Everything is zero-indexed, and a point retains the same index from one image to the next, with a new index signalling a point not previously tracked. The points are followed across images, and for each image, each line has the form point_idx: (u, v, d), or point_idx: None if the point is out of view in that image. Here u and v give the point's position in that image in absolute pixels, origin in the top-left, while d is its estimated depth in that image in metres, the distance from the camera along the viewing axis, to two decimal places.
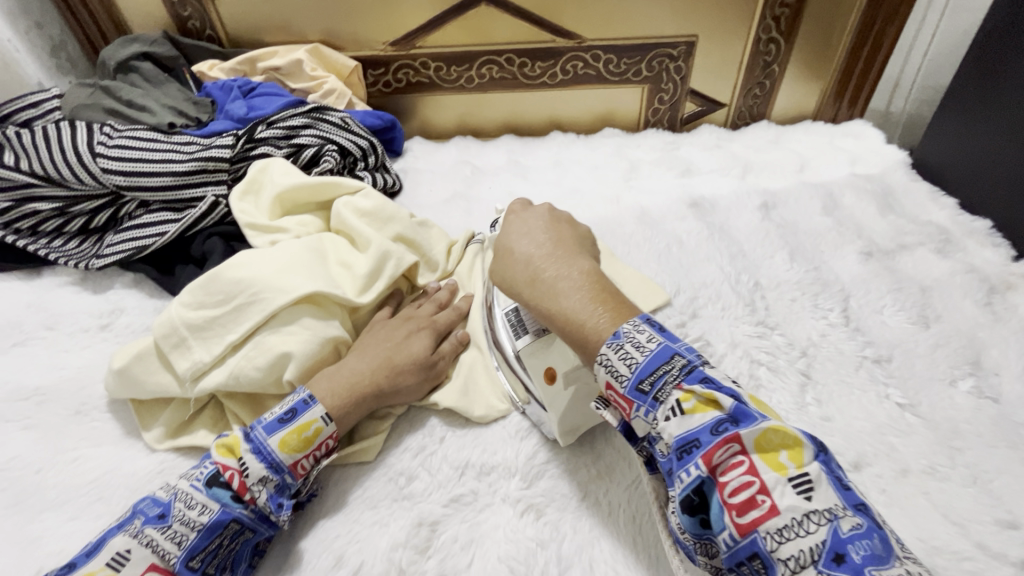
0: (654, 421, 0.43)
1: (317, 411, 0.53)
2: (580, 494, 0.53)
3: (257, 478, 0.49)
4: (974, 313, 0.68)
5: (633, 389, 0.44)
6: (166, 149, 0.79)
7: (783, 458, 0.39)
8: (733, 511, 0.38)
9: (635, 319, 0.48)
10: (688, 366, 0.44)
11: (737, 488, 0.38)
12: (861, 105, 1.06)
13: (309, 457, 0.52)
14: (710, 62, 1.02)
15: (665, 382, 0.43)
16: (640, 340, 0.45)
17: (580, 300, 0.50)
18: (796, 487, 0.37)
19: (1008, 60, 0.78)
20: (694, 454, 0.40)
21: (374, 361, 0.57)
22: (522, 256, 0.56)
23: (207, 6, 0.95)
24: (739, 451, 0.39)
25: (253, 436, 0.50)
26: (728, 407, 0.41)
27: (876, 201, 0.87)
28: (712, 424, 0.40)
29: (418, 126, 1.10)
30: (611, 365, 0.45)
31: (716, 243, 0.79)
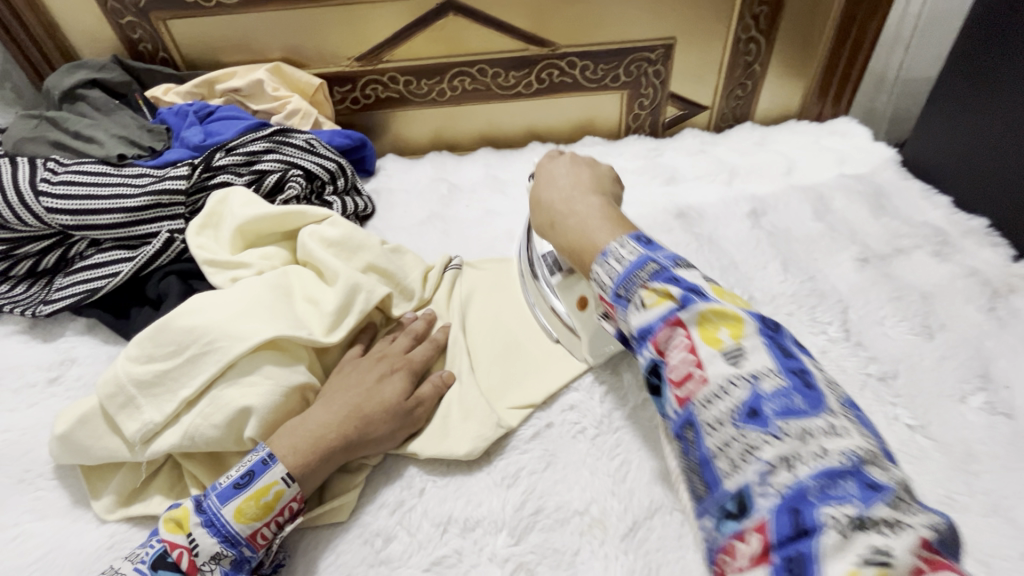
0: (626, 320, 0.44)
1: (277, 472, 0.48)
2: (575, 548, 0.48)
3: (209, 555, 0.45)
4: (978, 320, 0.65)
5: (612, 295, 0.45)
6: (116, 182, 0.74)
7: (722, 334, 0.38)
8: (675, 386, 0.39)
9: (624, 238, 0.49)
10: (660, 268, 0.44)
11: (681, 367, 0.39)
12: (846, 102, 1.04)
13: (270, 525, 0.47)
14: (690, 64, 0.98)
15: (636, 284, 0.44)
16: (622, 254, 0.47)
17: (585, 230, 0.54)
18: (728, 358, 0.37)
19: (997, 53, 0.75)
20: (649, 341, 0.41)
21: (341, 407, 0.52)
22: (545, 202, 0.61)
23: (157, 27, 0.89)
24: (683, 334, 0.39)
25: (205, 507, 0.46)
26: (679, 295, 0.41)
27: (868, 202, 0.83)
28: (663, 314, 0.41)
29: (391, 143, 1.06)
30: (598, 279, 0.48)
31: (705, 255, 0.76)
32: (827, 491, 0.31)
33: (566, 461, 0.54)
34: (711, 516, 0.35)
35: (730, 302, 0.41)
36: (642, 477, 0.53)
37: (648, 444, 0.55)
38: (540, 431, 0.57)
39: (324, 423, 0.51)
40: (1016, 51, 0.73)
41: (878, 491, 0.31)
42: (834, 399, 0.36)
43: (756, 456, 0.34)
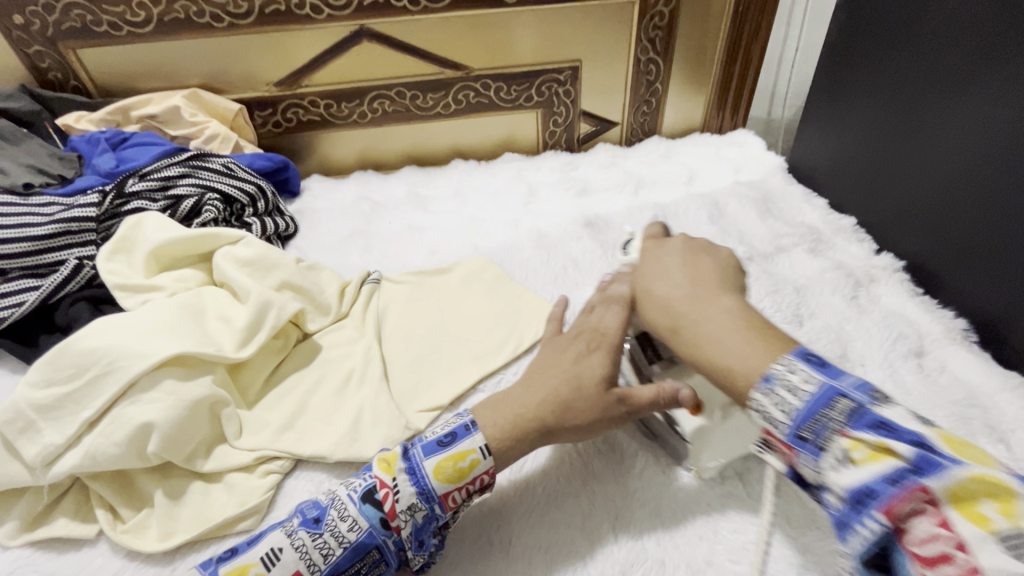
0: (820, 472, 0.37)
1: (473, 442, 0.49)
2: (473, 534, 0.54)
3: (407, 504, 0.47)
4: (841, 307, 0.73)
5: (791, 436, 0.39)
6: (22, 211, 0.74)
7: (987, 510, 0.30)
8: (921, 565, 0.31)
9: (786, 356, 0.42)
10: (859, 407, 0.37)
11: (930, 544, 0.31)
12: (742, 115, 1.13)
13: (460, 491, 0.48)
14: (597, 84, 1.06)
15: (827, 427, 0.37)
16: (793, 381, 0.40)
17: (729, 347, 0.45)
18: (1010, 547, 0.29)
19: (854, 65, 0.85)
20: (872, 508, 0.33)
21: (534, 390, 0.52)
22: (661, 299, 0.52)
23: (67, 56, 0.89)
24: (927, 502, 0.32)
25: (412, 454, 0.49)
26: (911, 455, 0.33)
27: (756, 206, 0.92)
28: (888, 474, 0.33)
29: (317, 164, 1.08)
30: (765, 411, 0.41)
31: (609, 260, 0.82)
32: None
33: None
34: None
35: (977, 462, 0.33)
36: (536, 467, 0.58)
37: None
38: None
39: (518, 406, 0.51)
40: (863, 69, 0.83)
41: None
42: None
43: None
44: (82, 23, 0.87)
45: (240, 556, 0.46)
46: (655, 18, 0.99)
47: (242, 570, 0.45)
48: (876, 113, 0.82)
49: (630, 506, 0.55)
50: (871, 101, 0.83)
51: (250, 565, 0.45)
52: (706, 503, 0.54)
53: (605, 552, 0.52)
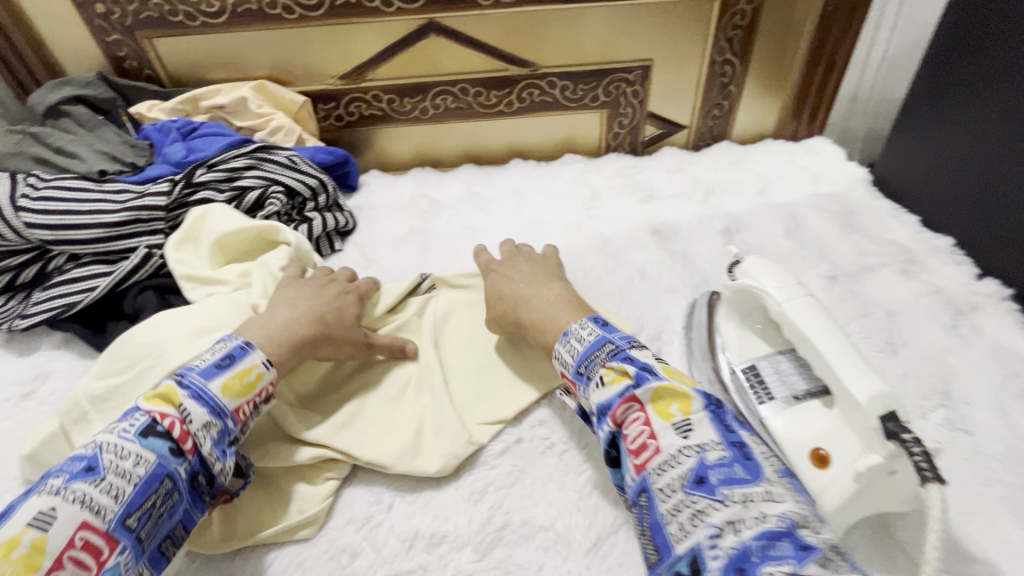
0: (588, 396, 0.50)
1: (258, 357, 0.52)
2: (539, 565, 0.49)
3: (202, 423, 0.47)
4: (940, 337, 0.67)
5: (574, 373, 0.52)
6: (96, 198, 0.75)
7: (672, 409, 0.45)
8: (631, 454, 0.45)
9: (582, 320, 0.56)
10: (617, 349, 0.51)
11: (636, 438, 0.45)
12: (820, 121, 1.06)
13: (251, 404, 0.50)
14: (668, 85, 1.01)
15: (595, 363, 0.51)
16: (582, 335, 0.53)
17: (549, 314, 0.59)
18: (678, 430, 0.44)
19: (957, 69, 0.77)
20: (606, 414, 0.47)
21: (297, 309, 0.58)
22: (505, 290, 0.64)
23: (143, 45, 0.91)
24: (637, 408, 0.46)
25: (189, 382, 0.48)
26: (634, 373, 0.48)
27: (839, 221, 0.85)
28: (622, 391, 0.47)
29: (375, 159, 1.07)
30: (561, 357, 0.54)
31: (678, 272, 0.78)
32: (768, 551, 0.36)
33: (534, 477, 0.55)
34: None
35: (678, 380, 0.49)
36: (608, 496, 0.53)
37: None
38: (509, 446, 0.58)
39: (289, 321, 0.56)
40: (969, 72, 0.76)
41: (809, 551, 0.35)
42: (768, 467, 0.42)
43: (704, 518, 0.38)
44: (160, 13, 0.87)
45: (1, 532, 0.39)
46: (736, 16, 0.93)
47: (11, 544, 0.38)
48: (980, 124, 0.75)
49: None
50: (975, 113, 0.75)
51: (19, 534, 0.39)
52: None
53: None
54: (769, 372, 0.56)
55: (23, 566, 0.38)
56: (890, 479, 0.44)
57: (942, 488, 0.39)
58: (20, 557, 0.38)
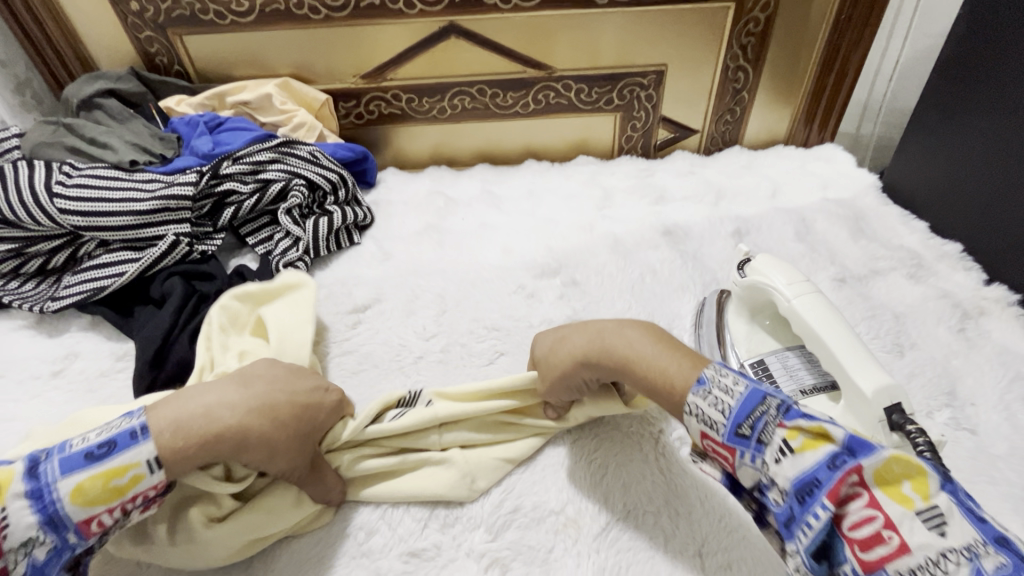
0: (766, 467, 0.40)
1: (139, 458, 0.44)
2: (549, 547, 0.51)
3: (24, 536, 0.40)
4: (947, 339, 0.68)
5: (733, 434, 0.42)
6: (127, 186, 0.78)
7: (907, 489, 0.35)
8: (855, 546, 0.35)
9: (714, 365, 0.46)
10: (786, 404, 0.41)
11: (863, 525, 0.35)
12: (831, 128, 1.07)
13: (112, 512, 0.43)
14: (681, 90, 1.03)
15: (765, 422, 0.41)
16: (727, 384, 0.44)
17: (654, 360, 0.49)
18: (925, 522, 0.34)
19: (969, 77, 0.78)
20: (817, 496, 0.36)
21: (239, 389, 0.49)
22: (570, 334, 0.54)
23: (174, 42, 0.94)
24: (858, 484, 0.36)
25: (41, 473, 0.41)
26: (839, 438, 0.37)
27: (848, 225, 0.87)
28: (827, 459, 0.37)
29: (392, 157, 1.10)
30: (702, 413, 0.44)
31: (689, 272, 0.80)
32: None
33: (546, 463, 0.57)
34: None
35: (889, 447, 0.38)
36: (617, 481, 0.55)
37: (626, 446, 0.58)
38: None
39: (213, 407, 0.47)
40: (980, 81, 0.77)
41: None
42: None
43: None
44: (191, 12, 0.91)
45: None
46: (750, 24, 0.95)
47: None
48: (991, 131, 0.75)
49: (718, 535, 0.51)
50: (986, 121, 0.76)
51: None
52: None
53: None
54: (777, 367, 0.57)
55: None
56: None
57: (945, 476, 0.41)
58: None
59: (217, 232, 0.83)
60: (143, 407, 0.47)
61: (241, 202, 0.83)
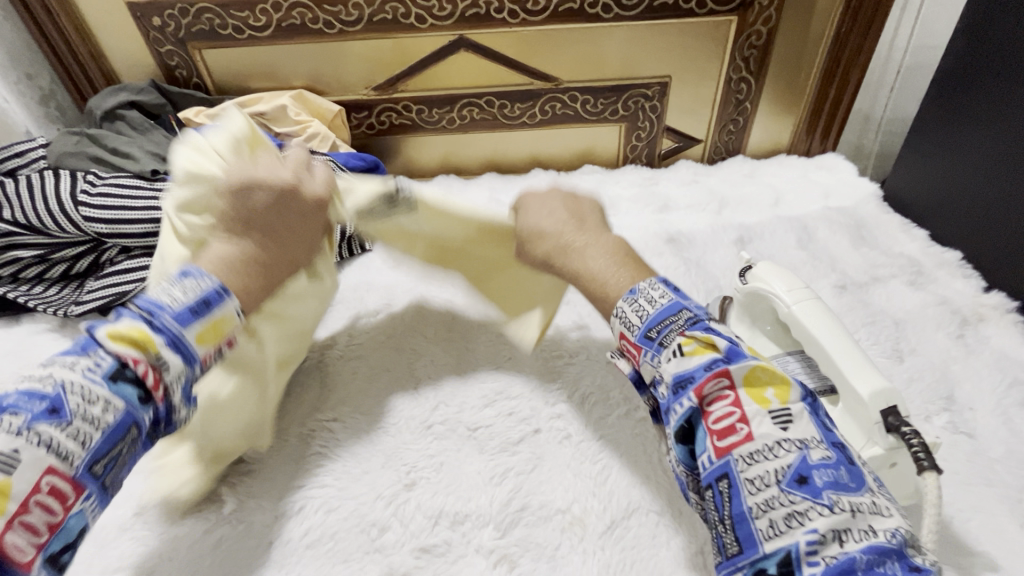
0: (659, 364, 0.46)
1: (230, 306, 0.48)
2: (556, 544, 0.52)
3: (177, 374, 0.44)
4: (946, 345, 0.69)
5: (642, 337, 0.48)
6: (148, 195, 0.80)
7: (769, 394, 0.42)
8: (714, 436, 0.41)
9: (653, 281, 0.52)
10: (695, 318, 0.47)
11: (722, 418, 0.41)
12: (833, 138, 1.09)
13: (220, 350, 0.48)
14: (685, 101, 1.05)
15: (670, 330, 0.47)
16: (653, 296, 0.50)
17: (602, 271, 0.57)
18: (774, 418, 0.40)
19: (967, 89, 0.80)
20: (688, 388, 0.43)
21: (236, 254, 0.52)
22: (550, 235, 0.63)
23: (193, 55, 0.97)
24: (727, 386, 0.42)
25: (162, 325, 0.43)
26: (723, 347, 0.44)
27: (849, 233, 0.88)
28: (706, 362, 0.43)
29: (401, 166, 1.13)
30: (625, 316, 0.50)
31: (693, 279, 0.81)
32: (874, 566, 0.34)
33: (553, 463, 0.59)
34: (749, 570, 0.37)
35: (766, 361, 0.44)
36: (621, 481, 0.57)
37: (629, 448, 0.59)
38: (527, 436, 0.61)
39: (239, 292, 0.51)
40: (978, 93, 0.78)
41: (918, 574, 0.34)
42: (868, 475, 0.39)
43: (804, 521, 0.36)
44: (210, 27, 0.94)
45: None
46: (752, 37, 0.97)
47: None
48: (990, 142, 0.77)
49: None
50: (984, 132, 0.78)
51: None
52: None
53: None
54: None
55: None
56: (890, 471, 0.48)
57: (938, 476, 0.42)
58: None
59: None
60: (202, 268, 0.49)
61: None
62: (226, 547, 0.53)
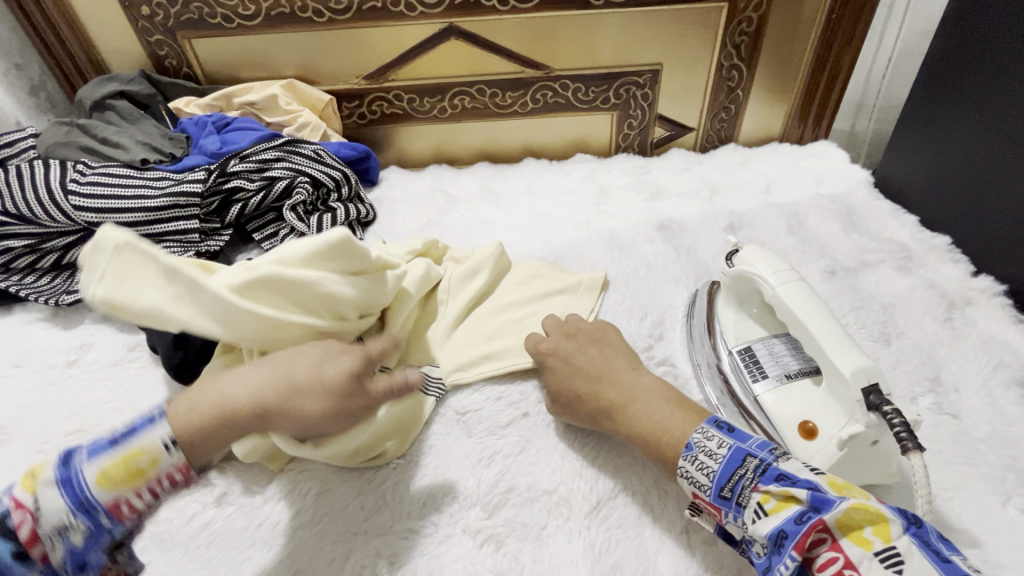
0: (745, 526, 0.43)
1: (155, 439, 0.45)
2: (543, 524, 0.53)
3: (62, 520, 0.42)
4: (934, 328, 0.70)
5: (716, 496, 0.45)
6: (139, 184, 0.80)
7: (868, 534, 0.37)
8: None
9: (702, 425, 0.50)
10: (762, 465, 0.44)
11: (830, 568, 0.37)
12: (825, 126, 1.09)
13: (138, 490, 0.45)
14: (676, 89, 1.05)
15: (743, 484, 0.44)
16: (711, 448, 0.47)
17: (664, 424, 0.51)
18: (884, 561, 0.36)
19: (957, 73, 0.80)
20: (787, 546, 0.38)
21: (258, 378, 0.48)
22: (584, 389, 0.57)
23: (183, 45, 0.97)
24: (822, 533, 0.38)
25: (70, 462, 0.43)
26: (805, 497, 0.40)
27: (840, 219, 0.88)
28: (794, 515, 0.39)
29: (394, 156, 1.13)
30: (692, 476, 0.47)
31: (683, 265, 0.81)
32: None
33: (541, 446, 0.59)
34: None
35: (854, 495, 0.40)
36: (609, 464, 0.57)
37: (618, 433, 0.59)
38: (515, 419, 0.61)
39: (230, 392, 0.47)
40: (968, 77, 0.78)
41: None
42: None
43: None
44: (200, 16, 0.94)
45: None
46: (743, 24, 0.97)
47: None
48: (979, 126, 0.77)
49: None
50: (973, 116, 0.78)
51: None
52: None
53: (678, 557, 0.50)
54: (763, 354, 0.60)
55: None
56: (873, 449, 0.48)
57: (922, 456, 0.43)
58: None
59: (225, 228, 0.85)
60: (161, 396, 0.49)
61: (247, 200, 0.85)
62: (216, 528, 0.53)
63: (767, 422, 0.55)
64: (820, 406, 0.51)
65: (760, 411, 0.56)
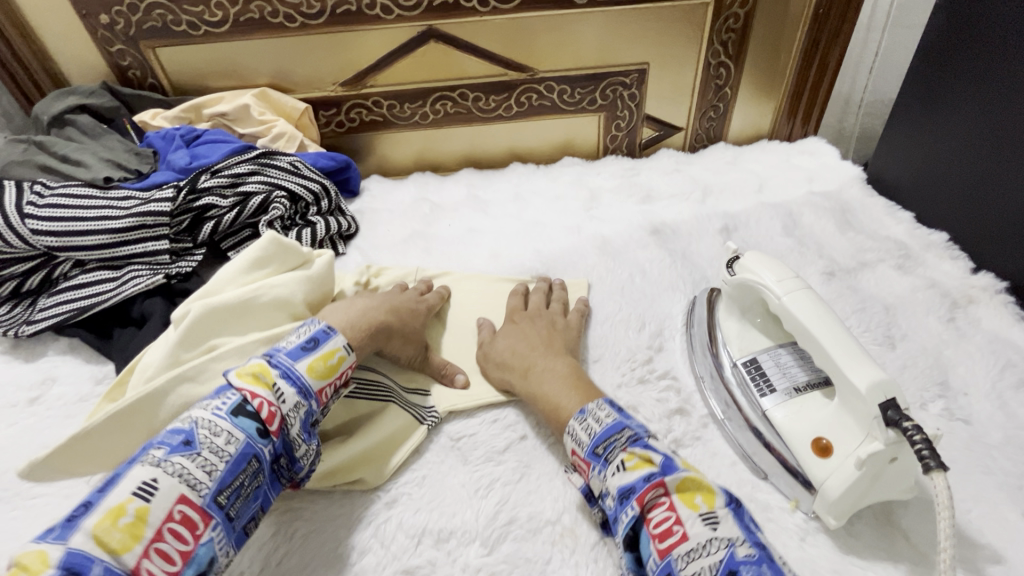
0: (604, 480, 0.47)
1: (340, 342, 0.53)
2: (546, 558, 0.50)
3: (292, 403, 0.47)
4: (938, 329, 0.68)
5: (589, 452, 0.49)
6: (101, 204, 0.75)
7: (698, 499, 0.43)
8: (655, 539, 0.42)
9: (597, 399, 0.53)
10: (636, 436, 0.48)
11: (661, 523, 0.42)
12: (815, 122, 1.07)
13: (332, 386, 0.51)
14: (662, 89, 1.02)
15: (614, 445, 0.48)
16: (600, 416, 0.51)
17: (560, 391, 0.56)
18: (705, 520, 0.41)
19: (949, 67, 0.78)
20: (630, 498, 0.44)
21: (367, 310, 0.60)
22: (512, 352, 0.61)
23: (147, 54, 0.92)
24: (662, 493, 0.43)
25: (278, 362, 0.48)
26: (659, 462, 0.45)
27: (835, 218, 0.86)
28: (644, 474, 0.44)
29: (375, 164, 1.09)
30: (575, 434, 0.51)
31: (679, 271, 0.79)
32: None
33: (540, 472, 0.56)
34: None
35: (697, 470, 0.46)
36: None
37: None
38: (513, 443, 0.58)
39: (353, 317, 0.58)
40: (960, 72, 0.77)
41: None
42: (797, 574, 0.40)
43: None
44: (163, 23, 0.89)
45: (106, 500, 0.37)
46: (729, 20, 0.95)
47: (117, 512, 0.37)
48: (974, 121, 0.75)
49: None
50: (969, 111, 0.76)
51: (124, 504, 0.37)
52: (799, 538, 0.49)
53: None
54: (770, 365, 0.58)
55: (129, 536, 0.36)
56: (891, 465, 0.46)
57: (946, 476, 0.40)
58: (127, 526, 0.37)
59: (197, 247, 0.80)
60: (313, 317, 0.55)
61: (220, 217, 0.80)
62: None
63: (777, 439, 0.53)
64: (834, 424, 0.49)
65: (770, 428, 0.54)
